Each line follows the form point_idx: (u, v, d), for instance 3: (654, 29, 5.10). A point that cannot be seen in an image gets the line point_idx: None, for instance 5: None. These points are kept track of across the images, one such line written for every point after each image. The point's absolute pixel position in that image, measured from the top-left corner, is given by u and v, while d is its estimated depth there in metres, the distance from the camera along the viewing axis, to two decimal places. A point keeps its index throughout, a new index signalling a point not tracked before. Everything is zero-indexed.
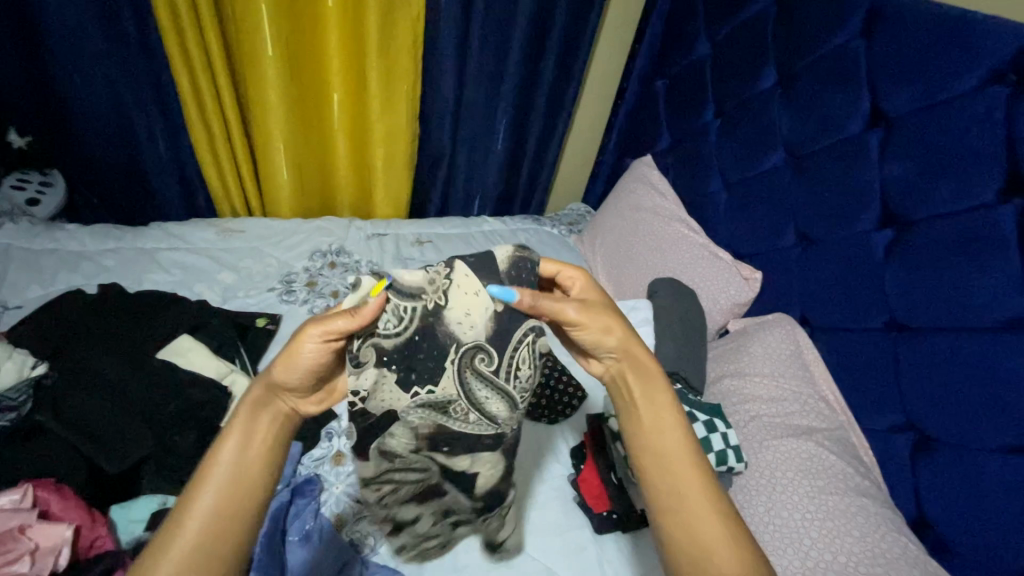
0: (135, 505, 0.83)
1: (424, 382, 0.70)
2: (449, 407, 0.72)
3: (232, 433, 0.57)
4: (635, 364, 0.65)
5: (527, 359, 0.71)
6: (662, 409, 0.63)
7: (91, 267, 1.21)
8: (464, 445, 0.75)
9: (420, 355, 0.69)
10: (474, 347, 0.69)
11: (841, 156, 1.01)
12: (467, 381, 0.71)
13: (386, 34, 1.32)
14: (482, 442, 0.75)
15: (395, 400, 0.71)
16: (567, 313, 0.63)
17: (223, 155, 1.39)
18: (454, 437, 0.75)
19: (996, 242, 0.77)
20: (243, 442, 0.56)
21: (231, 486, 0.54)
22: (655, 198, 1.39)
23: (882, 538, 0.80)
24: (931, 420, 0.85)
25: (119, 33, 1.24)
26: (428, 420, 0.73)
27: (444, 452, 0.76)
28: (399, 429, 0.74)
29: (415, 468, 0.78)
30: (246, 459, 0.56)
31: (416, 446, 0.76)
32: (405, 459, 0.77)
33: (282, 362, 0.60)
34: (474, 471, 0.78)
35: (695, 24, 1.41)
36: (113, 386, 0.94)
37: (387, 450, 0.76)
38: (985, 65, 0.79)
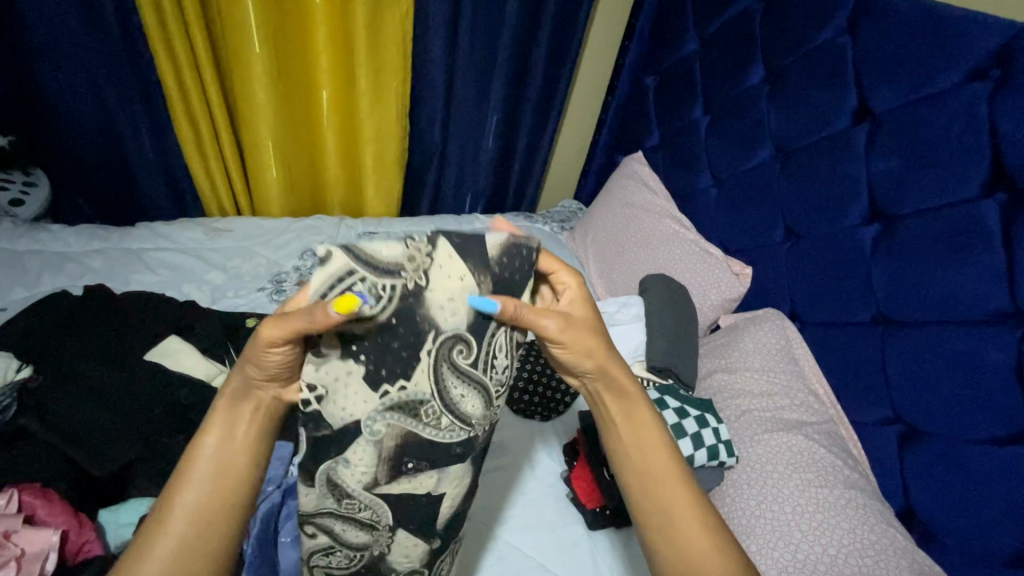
0: (122, 509, 0.81)
1: (395, 379, 0.57)
2: (420, 410, 0.58)
3: (212, 424, 0.51)
4: (609, 385, 0.60)
5: (505, 345, 0.61)
6: (643, 427, 0.59)
7: (77, 268, 1.20)
8: (433, 458, 0.60)
9: (393, 345, 0.55)
10: (455, 334, 0.58)
11: (828, 151, 1.02)
12: (442, 375, 0.58)
13: (374, 30, 1.31)
14: (453, 457, 0.61)
15: (356, 408, 0.56)
16: (547, 330, 0.56)
17: (210, 154, 1.38)
18: (424, 448, 0.59)
19: (981, 236, 0.78)
20: (224, 436, 0.51)
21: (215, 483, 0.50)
22: (645, 194, 1.39)
23: (870, 529, 0.81)
24: (918, 411, 0.87)
25: (102, 29, 1.22)
26: (395, 428, 0.58)
27: (408, 474, 0.60)
28: (356, 448, 0.57)
29: (357, 521, 0.61)
30: (229, 453, 0.51)
31: (371, 479, 0.59)
32: (352, 501, 0.60)
33: (251, 360, 0.50)
34: (441, 492, 0.62)
35: (684, 20, 1.41)
36: (99, 388, 0.93)
37: (337, 485, 0.58)
38: (968, 62, 0.81)
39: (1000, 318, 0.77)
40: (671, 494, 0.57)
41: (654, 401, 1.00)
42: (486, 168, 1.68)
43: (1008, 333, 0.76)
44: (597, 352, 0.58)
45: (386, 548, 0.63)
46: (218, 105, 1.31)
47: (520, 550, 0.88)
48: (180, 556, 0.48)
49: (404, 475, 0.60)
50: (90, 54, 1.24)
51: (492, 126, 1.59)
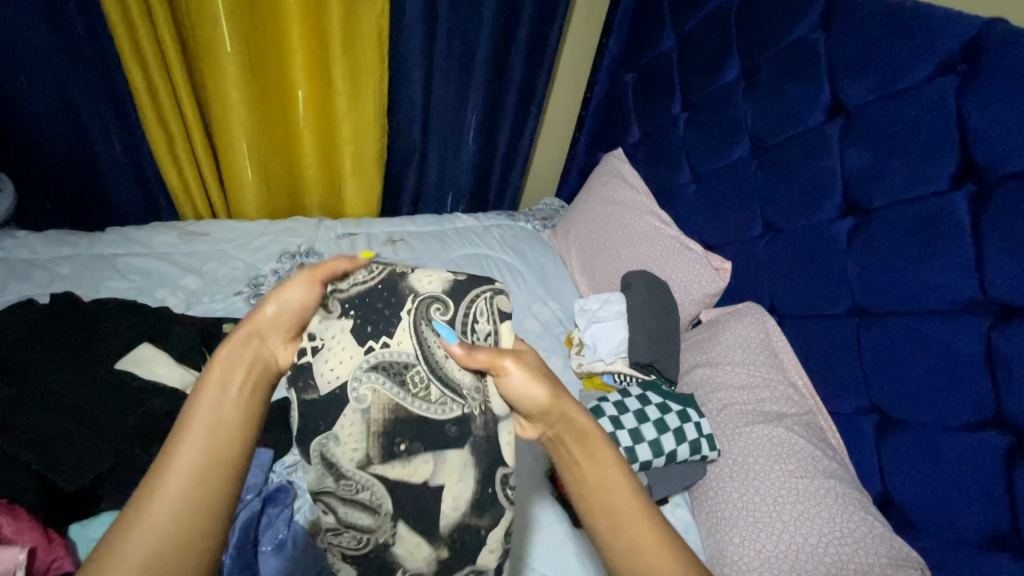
0: (94, 522, 0.80)
1: (379, 335, 0.62)
2: (405, 376, 0.62)
3: (205, 382, 0.51)
4: (569, 428, 0.59)
5: (484, 313, 0.64)
6: (606, 467, 0.58)
7: (45, 275, 1.16)
8: (423, 436, 0.61)
9: (377, 306, 0.63)
10: (431, 296, 0.64)
11: (803, 146, 1.03)
12: (424, 336, 0.62)
13: (350, 28, 1.29)
14: (447, 440, 0.61)
15: (342, 368, 0.61)
16: (506, 367, 0.59)
17: (183, 156, 1.35)
18: (415, 426, 0.61)
19: (950, 228, 0.80)
20: (218, 393, 0.51)
21: (210, 439, 0.49)
22: (626, 191, 1.39)
23: (849, 517, 0.82)
24: (893, 402, 0.88)
25: (65, 28, 1.18)
26: (381, 393, 0.61)
27: (400, 456, 0.60)
28: (344, 423, 0.60)
29: (360, 500, 0.60)
30: (226, 408, 0.51)
31: (364, 457, 0.60)
32: (349, 480, 0.59)
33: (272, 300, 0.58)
34: (439, 483, 0.61)
35: (661, 17, 1.41)
36: (68, 401, 0.90)
37: (332, 461, 0.59)
38: (935, 58, 0.82)
39: (970, 308, 0.79)
40: (638, 537, 0.55)
41: (636, 396, 1.02)
42: (467, 166, 1.67)
43: (978, 322, 0.78)
44: (557, 403, 0.59)
45: (391, 537, 0.61)
46: (189, 105, 1.28)
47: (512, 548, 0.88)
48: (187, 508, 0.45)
49: (401, 454, 0.60)
50: (53, 54, 1.20)
51: (472, 125, 1.58)
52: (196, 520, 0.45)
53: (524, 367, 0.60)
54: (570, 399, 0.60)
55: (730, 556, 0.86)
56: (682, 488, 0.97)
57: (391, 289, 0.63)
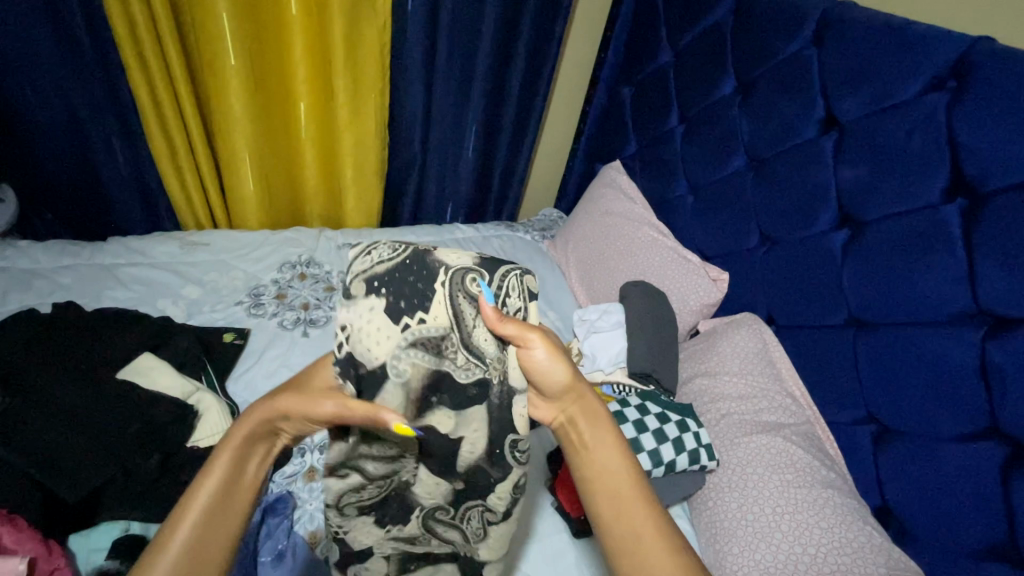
0: (94, 534, 0.80)
1: (414, 311, 0.60)
2: (440, 347, 0.61)
3: (217, 464, 0.52)
4: (583, 409, 0.60)
5: (518, 286, 0.62)
6: (613, 450, 0.58)
7: (46, 284, 1.16)
8: (452, 398, 0.63)
9: (409, 279, 0.60)
10: (466, 267, 0.61)
11: (798, 159, 1.04)
12: (459, 309, 0.60)
13: (352, 42, 1.31)
14: (473, 399, 0.63)
15: (380, 346, 0.59)
16: (530, 343, 0.58)
17: (185, 166, 1.36)
18: (444, 389, 0.62)
19: (943, 241, 0.81)
20: (230, 476, 0.52)
21: (209, 525, 0.49)
22: (624, 202, 1.41)
23: (848, 528, 0.83)
24: (890, 412, 0.89)
25: (72, 41, 1.20)
26: (418, 367, 0.61)
27: (431, 414, 0.63)
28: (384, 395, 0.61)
29: (390, 461, 0.65)
30: (235, 491, 0.52)
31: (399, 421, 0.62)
32: (382, 444, 0.64)
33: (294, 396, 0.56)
34: (460, 436, 0.64)
35: (658, 32, 1.44)
36: (71, 411, 0.90)
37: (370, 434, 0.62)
38: (925, 75, 0.84)
39: (965, 319, 0.80)
40: (641, 522, 0.55)
41: (635, 406, 1.02)
42: (467, 177, 1.68)
43: (972, 332, 0.79)
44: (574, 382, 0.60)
45: (412, 478, 0.67)
46: (192, 116, 1.29)
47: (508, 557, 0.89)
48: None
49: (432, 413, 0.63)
50: (59, 66, 1.22)
51: (472, 137, 1.60)
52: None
53: (548, 344, 0.59)
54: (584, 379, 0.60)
55: (729, 567, 0.86)
56: (681, 499, 0.97)
57: (419, 264, 0.60)
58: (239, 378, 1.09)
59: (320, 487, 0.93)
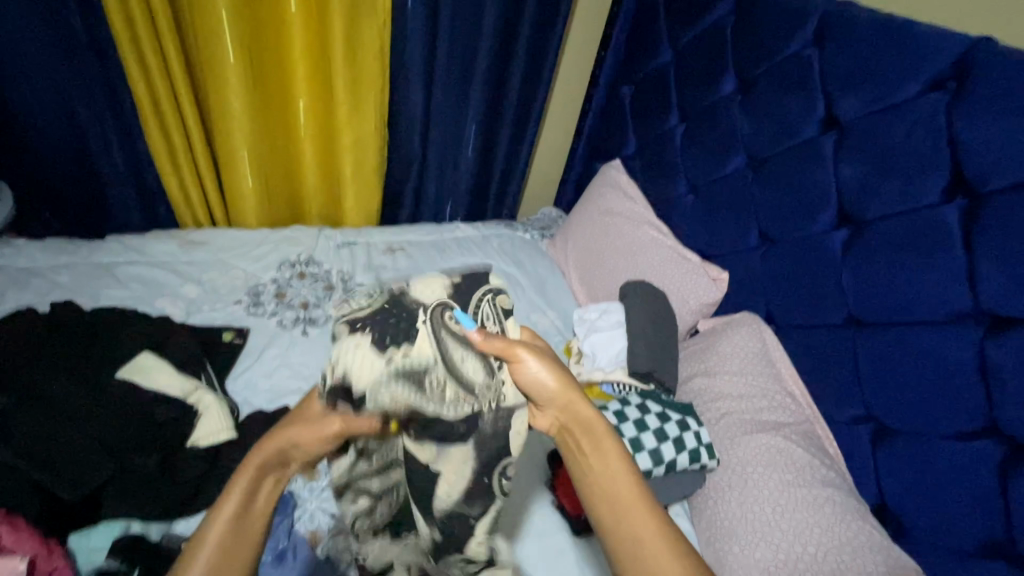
0: (95, 533, 0.81)
1: (398, 344, 0.62)
2: (423, 380, 0.62)
3: (234, 490, 0.59)
4: (576, 418, 0.63)
5: (492, 318, 0.65)
6: (609, 455, 0.61)
7: (44, 283, 1.16)
8: (434, 429, 0.64)
9: (391, 321, 0.62)
10: (441, 304, 0.64)
11: (798, 159, 1.05)
12: (443, 342, 0.62)
13: (352, 40, 1.31)
14: (457, 434, 0.64)
15: (363, 377, 0.61)
16: (519, 356, 0.61)
17: (184, 165, 1.35)
18: (429, 421, 0.63)
19: (943, 240, 0.81)
20: (245, 501, 0.59)
21: (229, 545, 0.57)
22: (624, 202, 1.41)
23: (847, 526, 0.83)
24: (889, 411, 0.89)
25: (70, 38, 1.19)
26: (400, 398, 0.61)
27: (413, 440, 0.65)
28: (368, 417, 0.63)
29: (391, 465, 0.67)
30: (250, 513, 0.59)
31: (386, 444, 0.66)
32: (379, 455, 0.67)
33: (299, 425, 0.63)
34: (438, 470, 0.66)
35: (658, 31, 1.44)
36: (71, 410, 0.89)
37: (367, 452, 0.67)
38: (925, 75, 0.85)
39: (965, 318, 0.81)
40: (639, 522, 0.58)
41: (636, 406, 1.02)
42: (466, 176, 1.68)
43: (971, 331, 0.79)
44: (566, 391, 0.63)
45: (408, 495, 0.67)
46: (191, 114, 1.29)
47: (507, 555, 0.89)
48: None
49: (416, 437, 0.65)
50: (57, 64, 1.21)
51: (471, 136, 1.60)
52: None
53: (540, 358, 0.62)
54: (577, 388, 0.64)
55: (729, 565, 0.87)
56: (681, 498, 0.98)
57: (398, 305, 0.63)
58: (238, 377, 1.08)
59: (321, 486, 0.92)
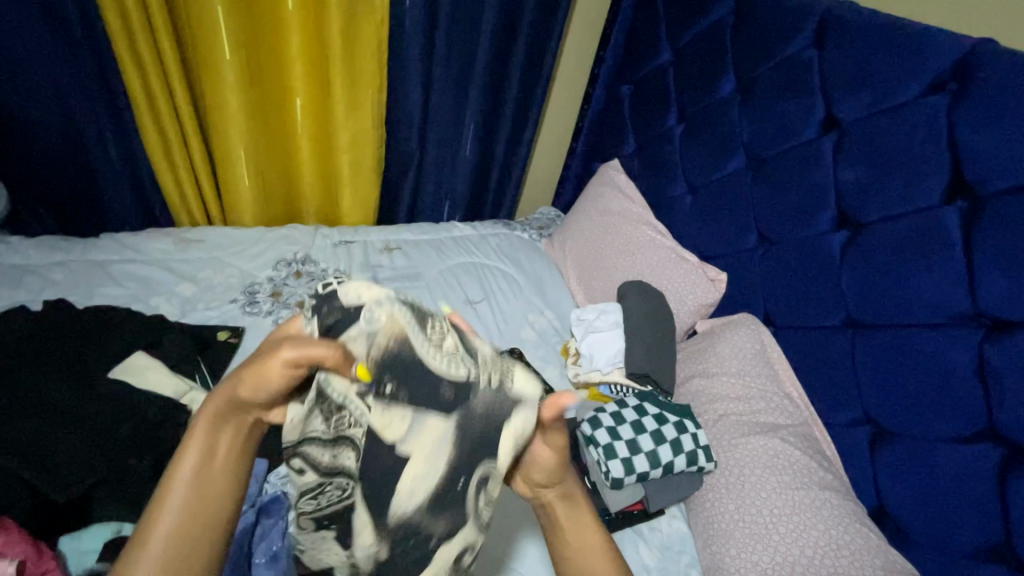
0: (86, 535, 0.78)
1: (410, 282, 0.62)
2: (428, 321, 0.59)
3: (190, 448, 0.54)
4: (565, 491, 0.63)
5: None
6: (586, 528, 0.63)
7: (37, 281, 1.15)
8: (413, 384, 0.58)
9: None
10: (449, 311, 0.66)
11: (796, 159, 1.04)
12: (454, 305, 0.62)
13: (350, 38, 1.30)
14: (440, 401, 0.58)
15: (366, 291, 0.58)
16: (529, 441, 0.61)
17: (179, 162, 1.34)
18: (410, 371, 0.58)
19: (942, 243, 0.81)
20: (203, 460, 0.54)
21: (192, 511, 0.52)
22: (622, 201, 1.40)
23: (845, 529, 0.83)
24: (886, 414, 0.89)
25: (64, 34, 1.18)
26: (396, 323, 0.57)
27: (383, 399, 0.58)
28: (343, 341, 0.57)
29: (348, 442, 0.60)
30: (210, 473, 0.54)
31: (359, 390, 0.58)
32: (336, 416, 0.60)
33: (249, 381, 0.54)
34: (405, 453, 0.59)
35: (658, 31, 1.43)
36: (62, 411, 0.89)
37: (325, 394, 0.58)
38: (926, 76, 0.84)
39: (963, 321, 0.80)
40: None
41: (633, 407, 1.02)
42: (463, 175, 1.67)
43: (970, 334, 0.79)
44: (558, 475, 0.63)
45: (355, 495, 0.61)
46: (187, 112, 1.28)
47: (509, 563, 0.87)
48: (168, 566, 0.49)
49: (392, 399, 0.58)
50: (51, 60, 1.20)
51: (470, 134, 1.59)
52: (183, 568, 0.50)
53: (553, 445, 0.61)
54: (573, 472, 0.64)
55: (727, 568, 0.86)
56: (678, 500, 0.97)
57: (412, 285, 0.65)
58: None
59: None
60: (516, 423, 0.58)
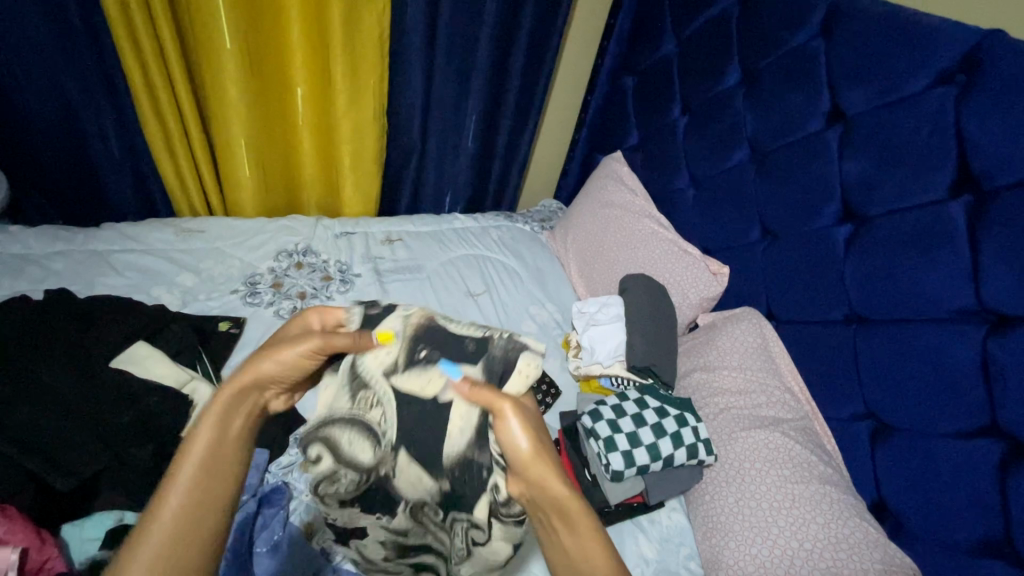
0: (88, 524, 0.79)
1: None
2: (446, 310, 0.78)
3: (207, 423, 0.54)
4: (546, 492, 0.60)
5: None
6: (584, 538, 0.57)
7: (38, 270, 1.15)
8: (443, 348, 0.74)
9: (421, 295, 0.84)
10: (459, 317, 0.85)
11: (801, 152, 1.03)
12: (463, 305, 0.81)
13: (351, 27, 1.28)
14: (467, 352, 0.73)
15: None
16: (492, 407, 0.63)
17: (180, 152, 1.34)
18: (438, 339, 0.74)
19: (948, 237, 0.80)
20: (220, 436, 0.54)
21: (209, 483, 0.50)
22: (624, 194, 1.39)
23: (845, 523, 0.83)
24: (888, 409, 0.89)
25: (62, 22, 1.16)
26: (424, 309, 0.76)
27: (420, 362, 0.73)
28: (383, 324, 0.74)
29: (367, 423, 0.74)
30: (226, 450, 0.53)
31: (390, 365, 0.73)
32: (361, 395, 0.73)
33: (274, 363, 0.62)
34: (446, 397, 0.72)
35: (662, 22, 1.42)
36: (64, 400, 0.89)
37: (359, 368, 0.73)
38: (934, 68, 0.83)
39: (967, 316, 0.80)
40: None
41: (634, 400, 1.02)
42: (465, 166, 1.67)
43: (974, 329, 0.78)
44: (536, 461, 0.61)
45: (391, 470, 0.76)
46: (187, 101, 1.27)
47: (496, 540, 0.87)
48: (185, 536, 0.47)
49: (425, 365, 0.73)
50: (49, 48, 1.18)
51: (472, 126, 1.58)
52: (196, 542, 0.47)
53: (519, 421, 0.62)
54: (559, 472, 0.61)
55: (726, 560, 0.87)
56: (678, 493, 0.97)
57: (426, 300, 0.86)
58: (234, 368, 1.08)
59: None
60: (523, 366, 0.71)
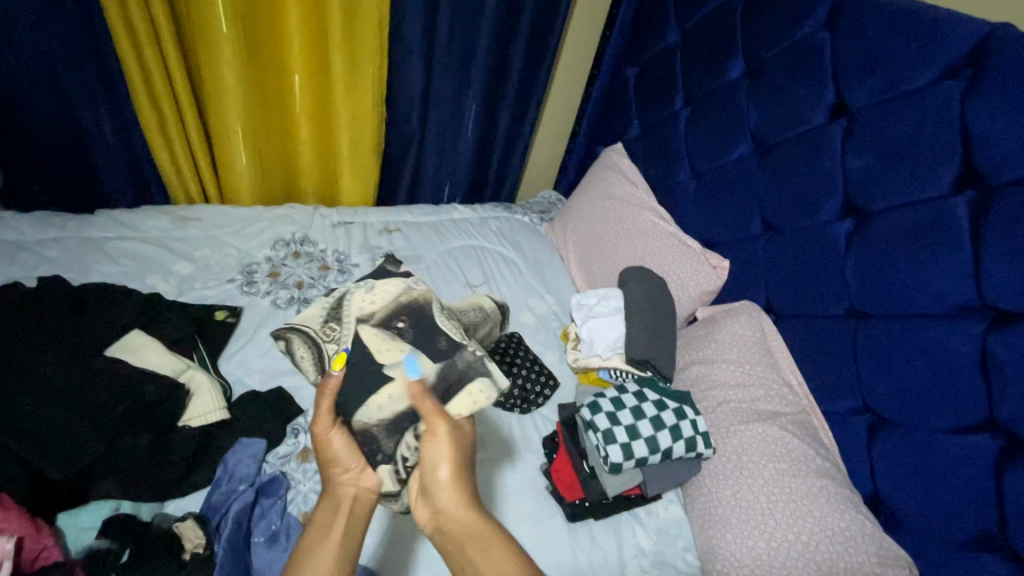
0: (83, 513, 0.81)
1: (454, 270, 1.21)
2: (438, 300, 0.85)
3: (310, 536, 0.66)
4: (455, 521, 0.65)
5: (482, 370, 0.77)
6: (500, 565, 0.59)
7: (31, 257, 1.13)
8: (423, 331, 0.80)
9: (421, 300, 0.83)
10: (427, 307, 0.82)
11: (804, 146, 1.03)
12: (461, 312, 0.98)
13: (351, 13, 1.26)
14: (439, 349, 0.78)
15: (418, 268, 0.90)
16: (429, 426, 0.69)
17: (175, 138, 1.32)
18: (417, 318, 0.81)
19: (950, 233, 0.80)
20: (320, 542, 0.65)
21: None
22: (625, 185, 1.38)
23: (841, 516, 0.84)
24: (886, 404, 0.89)
25: (55, 3, 1.14)
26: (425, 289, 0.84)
27: (393, 332, 0.79)
28: (386, 283, 0.83)
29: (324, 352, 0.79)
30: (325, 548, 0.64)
31: (364, 316, 0.79)
32: (325, 331, 0.80)
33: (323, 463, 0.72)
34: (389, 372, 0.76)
35: (665, 12, 1.40)
36: (60, 388, 0.88)
37: (341, 300, 0.82)
38: (940, 62, 0.82)
39: (967, 312, 0.80)
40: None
41: (634, 393, 1.02)
42: (465, 157, 1.65)
43: (974, 325, 0.78)
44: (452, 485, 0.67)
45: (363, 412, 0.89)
46: (182, 87, 1.25)
47: (516, 475, 0.99)
48: None
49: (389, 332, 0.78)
50: (41, 28, 1.16)
51: (471, 115, 1.57)
52: None
53: (446, 445, 0.68)
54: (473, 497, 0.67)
55: (722, 553, 0.87)
56: (675, 486, 0.98)
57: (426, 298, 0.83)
58: (230, 357, 1.07)
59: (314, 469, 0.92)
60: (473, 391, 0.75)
